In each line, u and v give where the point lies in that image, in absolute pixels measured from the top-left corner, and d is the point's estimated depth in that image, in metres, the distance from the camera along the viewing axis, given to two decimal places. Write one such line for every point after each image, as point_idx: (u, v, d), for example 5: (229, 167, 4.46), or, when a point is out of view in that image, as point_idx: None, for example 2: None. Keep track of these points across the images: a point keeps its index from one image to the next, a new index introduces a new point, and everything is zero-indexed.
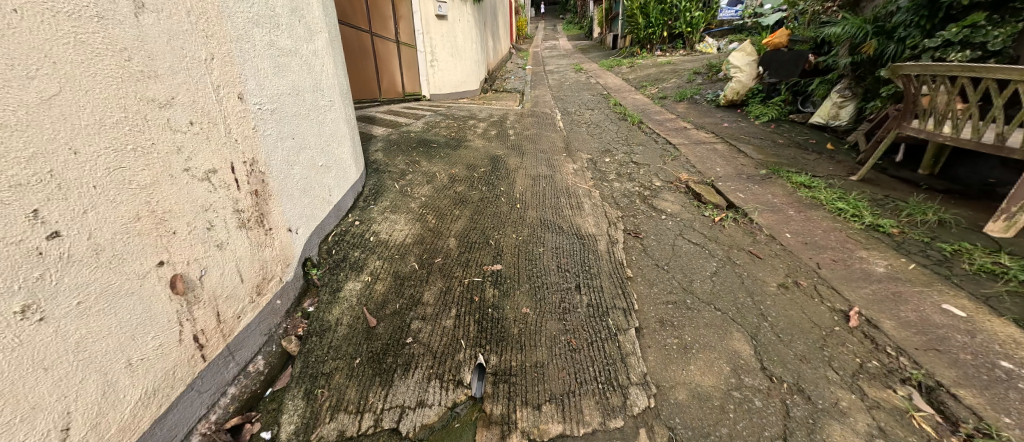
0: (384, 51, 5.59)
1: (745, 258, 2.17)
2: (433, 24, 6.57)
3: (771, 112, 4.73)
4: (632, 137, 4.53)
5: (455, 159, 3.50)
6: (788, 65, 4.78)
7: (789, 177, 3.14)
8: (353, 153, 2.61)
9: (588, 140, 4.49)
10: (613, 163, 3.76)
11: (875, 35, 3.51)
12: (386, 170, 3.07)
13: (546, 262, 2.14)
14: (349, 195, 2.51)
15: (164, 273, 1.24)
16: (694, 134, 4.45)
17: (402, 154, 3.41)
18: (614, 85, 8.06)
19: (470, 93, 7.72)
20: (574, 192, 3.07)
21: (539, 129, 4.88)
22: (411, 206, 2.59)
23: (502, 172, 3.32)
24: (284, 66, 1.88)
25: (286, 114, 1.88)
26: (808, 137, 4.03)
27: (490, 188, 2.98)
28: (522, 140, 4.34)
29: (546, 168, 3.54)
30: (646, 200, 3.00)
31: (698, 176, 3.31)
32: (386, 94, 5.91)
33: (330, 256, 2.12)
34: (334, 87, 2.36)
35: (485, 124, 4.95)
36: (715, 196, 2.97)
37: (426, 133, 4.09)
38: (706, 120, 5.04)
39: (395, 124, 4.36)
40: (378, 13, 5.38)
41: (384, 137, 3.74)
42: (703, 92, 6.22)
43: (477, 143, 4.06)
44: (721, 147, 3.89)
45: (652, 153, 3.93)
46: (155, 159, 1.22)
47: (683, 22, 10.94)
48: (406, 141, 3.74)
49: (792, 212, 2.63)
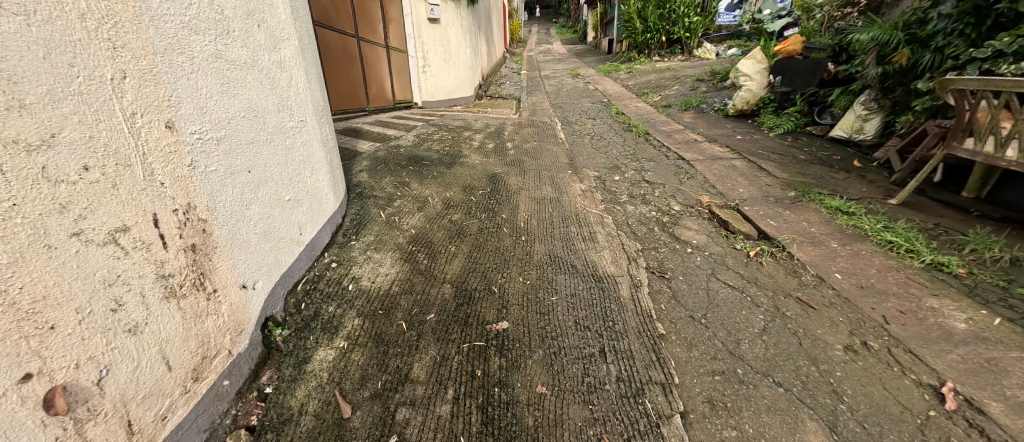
0: (372, 57, 5.21)
1: (796, 309, 1.83)
2: (425, 27, 6.26)
3: (786, 124, 4.46)
4: (640, 151, 4.21)
5: (450, 179, 3.14)
6: (804, 74, 4.44)
7: (822, 200, 2.82)
8: (331, 178, 2.23)
9: (593, 154, 4.16)
10: (624, 182, 3.43)
11: (907, 44, 3.28)
12: (370, 195, 2.69)
13: (562, 316, 1.78)
14: (326, 229, 2.13)
15: (34, 390, 0.87)
16: (707, 148, 4.14)
17: (391, 174, 3.04)
18: (614, 92, 7.77)
19: (464, 100, 7.36)
20: (585, 219, 2.72)
21: (540, 142, 4.55)
22: (399, 241, 2.21)
23: (504, 195, 2.97)
24: (237, 81, 1.50)
25: (238, 142, 1.50)
26: (831, 153, 3.74)
27: (491, 215, 2.63)
28: (523, 155, 4.00)
29: (552, 188, 3.20)
30: (666, 228, 2.66)
31: (720, 199, 2.98)
32: (375, 102, 5.42)
33: (297, 312, 1.73)
34: (305, 104, 1.99)
35: (482, 136, 4.60)
36: (743, 223, 2.64)
37: (418, 149, 3.73)
38: (717, 132, 4.73)
39: (383, 137, 3.98)
40: (365, 15, 5.04)
41: (371, 154, 3.37)
42: (709, 101, 5.93)
43: (474, 159, 3.71)
44: (740, 164, 3.59)
45: (665, 170, 3.61)
46: (18, 227, 0.85)
47: (681, 27, 10.74)
48: (396, 158, 3.37)
49: (836, 246, 2.31)
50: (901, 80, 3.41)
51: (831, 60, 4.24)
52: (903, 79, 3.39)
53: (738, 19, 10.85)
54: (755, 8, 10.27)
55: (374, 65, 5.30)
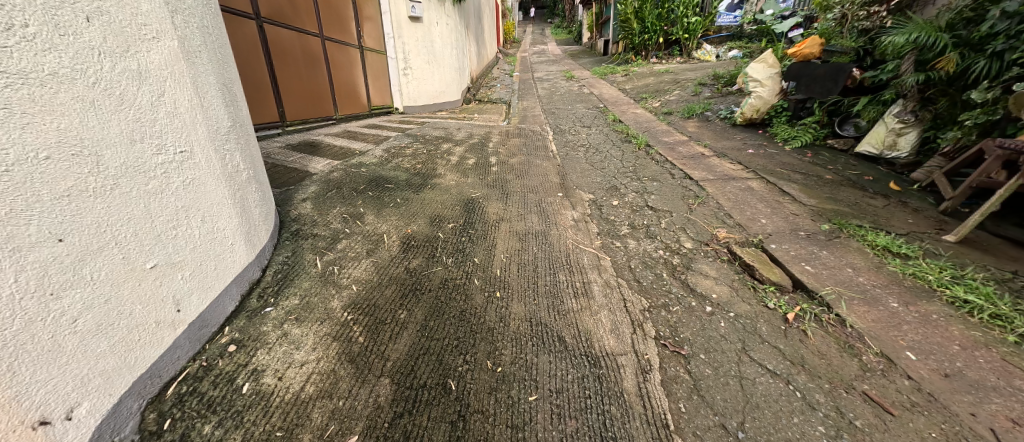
0: (341, 58, 4.65)
1: (868, 415, 1.33)
2: (406, 25, 5.73)
3: (804, 136, 3.98)
4: (641, 168, 3.70)
5: (416, 207, 2.61)
6: (824, 80, 3.95)
7: (866, 238, 2.32)
8: (242, 222, 1.68)
9: (588, 171, 3.65)
10: (624, 208, 2.92)
11: (955, 48, 2.85)
12: (309, 232, 2.14)
13: (543, 434, 1.25)
14: (232, 291, 1.59)
15: None
16: (717, 164, 3.64)
17: (342, 201, 2.50)
18: (610, 96, 7.27)
19: (449, 104, 6.83)
20: (578, 262, 2.21)
21: (527, 156, 4.03)
22: (331, 305, 1.67)
23: (480, 230, 2.44)
24: (35, 103, 0.97)
25: (34, 198, 0.96)
26: (861, 173, 3.25)
27: (460, 260, 2.11)
28: (507, 173, 3.48)
29: (539, 219, 2.68)
30: (677, 274, 2.15)
31: (740, 233, 2.48)
32: (346, 109, 4.86)
33: (156, 434, 1.18)
34: (193, 127, 1.44)
35: (462, 149, 4.07)
36: (773, 268, 2.13)
37: (384, 167, 3.19)
38: (725, 144, 4.23)
39: (346, 152, 3.44)
40: (332, 11, 4.47)
41: (323, 175, 2.82)
42: (714, 107, 5.47)
43: (450, 179, 3.18)
44: (758, 186, 3.09)
45: (671, 193, 3.10)
46: None
47: (681, 27, 10.26)
48: (353, 180, 2.83)
49: (898, 306, 1.81)
50: (945, 89, 2.94)
51: (855, 65, 3.78)
52: (947, 89, 2.92)
53: (738, 20, 10.41)
54: (757, 8, 9.83)
55: (345, 68, 4.77)
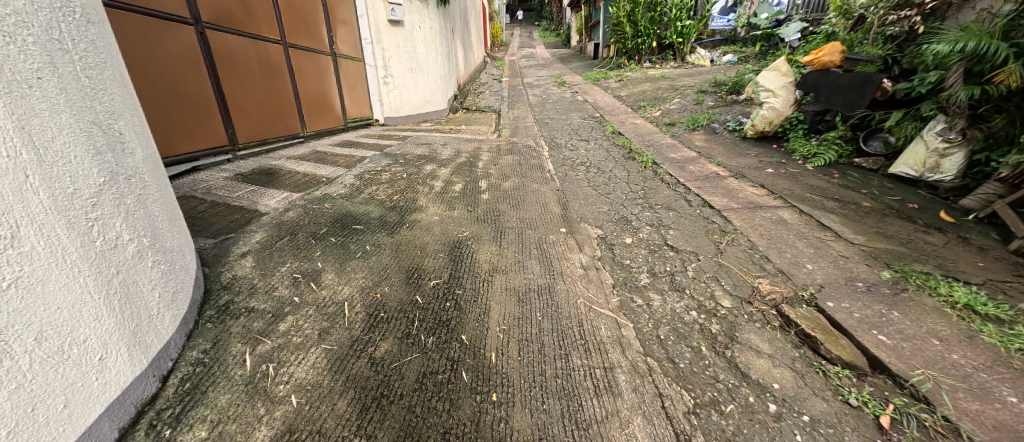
0: (308, 67, 4.11)
1: None
2: (386, 29, 5.23)
3: (827, 153, 3.58)
4: (652, 193, 3.26)
5: (389, 258, 2.12)
6: (849, 91, 3.57)
7: (940, 292, 1.91)
8: (126, 320, 1.17)
9: (592, 198, 3.20)
10: (639, 249, 2.47)
11: (1017, 59, 2.52)
12: (242, 306, 1.62)
13: None
14: (102, 429, 1.08)
15: None
16: (737, 188, 3.22)
17: (294, 254, 1.98)
18: (606, 105, 6.86)
19: (434, 114, 6.32)
20: (594, 335, 1.74)
21: (522, 178, 3.57)
22: (254, 439, 1.16)
23: (468, 288, 1.95)
24: None
25: None
26: (902, 198, 2.86)
27: (443, 339, 1.62)
28: (500, 203, 3.00)
29: (540, 267, 2.21)
30: (720, 347, 1.70)
31: (786, 285, 2.04)
32: (317, 124, 4.32)
33: None
34: (20, 197, 0.93)
35: (448, 171, 3.59)
36: (839, 338, 1.69)
37: (353, 201, 2.68)
38: (740, 162, 3.82)
39: (310, 180, 2.92)
40: (296, 13, 3.92)
41: (276, 216, 2.31)
42: (720, 118, 5.08)
43: (432, 214, 2.69)
44: (791, 217, 2.66)
45: (692, 227, 2.67)
46: None
47: (674, 31, 9.92)
48: (312, 221, 2.32)
49: (1020, 403, 1.38)
50: (1000, 105, 2.63)
51: (886, 75, 3.39)
52: (1004, 104, 2.61)
53: (732, 23, 10.13)
54: (750, 11, 9.57)
55: (314, 77, 4.22)
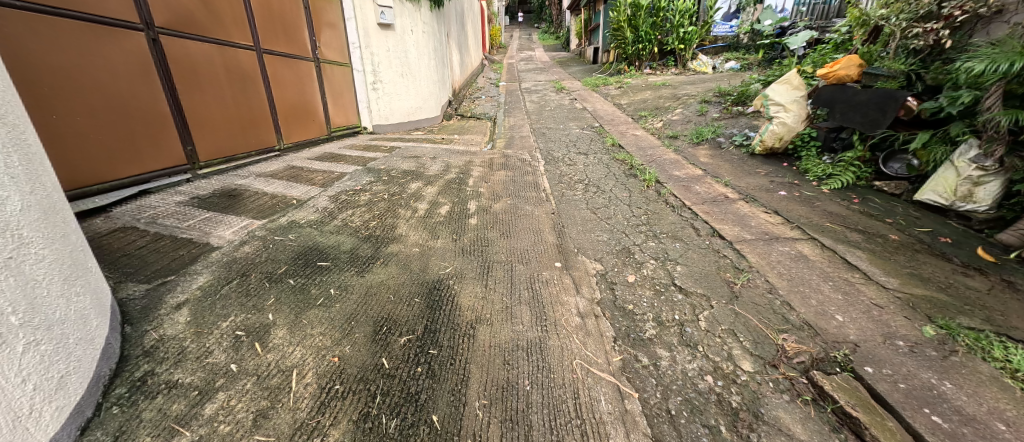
0: (287, 74, 3.82)
1: None
2: (375, 33, 4.97)
3: (844, 175, 3.34)
4: (656, 218, 2.98)
5: (356, 305, 1.83)
6: (869, 109, 3.30)
7: (995, 356, 1.63)
8: None
9: (590, 224, 2.91)
10: (643, 290, 2.18)
11: None
12: (163, 381, 1.33)
13: None
14: None
15: None
16: (749, 214, 2.94)
17: (241, 304, 1.69)
18: (605, 113, 6.60)
19: (426, 121, 6.04)
20: (592, 411, 1.45)
21: (514, 199, 3.29)
22: None
23: (445, 347, 1.66)
24: None
25: None
26: (932, 231, 2.60)
27: (409, 422, 1.33)
28: (489, 230, 2.72)
29: (530, 314, 1.92)
30: (743, 428, 1.42)
31: (815, 343, 1.76)
32: (299, 135, 4.03)
33: None
34: None
35: (434, 190, 3.32)
36: (885, 420, 1.41)
37: (322, 230, 2.39)
38: (750, 182, 3.55)
39: (279, 204, 2.63)
40: (274, 16, 3.64)
41: (228, 251, 2.01)
42: (726, 132, 4.82)
43: (412, 245, 2.40)
44: (812, 253, 2.39)
45: (702, 263, 2.39)
46: None
47: (675, 37, 9.70)
48: (271, 257, 2.03)
49: None
50: None
51: (910, 92, 3.12)
52: None
53: (735, 29, 9.90)
54: (754, 18, 9.36)
55: (293, 85, 3.93)
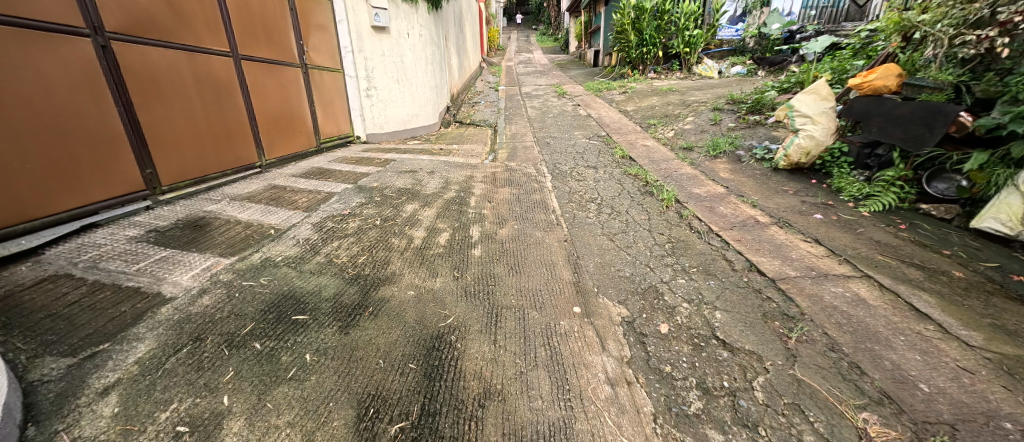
0: (270, 82, 3.48)
1: None
2: (369, 37, 4.63)
3: (885, 196, 3.03)
4: (681, 248, 2.65)
5: (336, 376, 1.48)
6: (911, 124, 3.00)
7: None
8: None
9: (608, 255, 2.58)
10: (680, 344, 1.85)
11: None
12: None
13: None
14: None
15: None
16: (786, 242, 2.62)
17: (188, 384, 1.34)
18: (611, 121, 6.29)
19: (424, 129, 5.69)
20: None
21: (522, 223, 2.96)
22: None
23: (447, 439, 1.31)
24: None
25: None
26: (999, 266, 2.29)
27: None
28: (495, 264, 2.38)
29: (550, 382, 1.59)
30: None
31: (905, 425, 1.42)
32: (283, 149, 3.69)
33: None
34: None
35: (432, 213, 2.98)
36: None
37: (302, 269, 2.04)
38: (779, 203, 3.23)
39: (253, 236, 2.28)
40: (254, 18, 3.31)
41: (182, 304, 1.66)
42: (744, 143, 4.51)
43: (407, 287, 2.06)
44: (872, 296, 2.06)
45: (743, 306, 2.06)
46: None
47: (681, 40, 9.39)
48: (235, 312, 1.67)
49: None
50: None
51: (962, 107, 2.81)
52: None
53: (741, 33, 9.63)
54: (760, 21, 9.10)
55: (278, 93, 3.59)
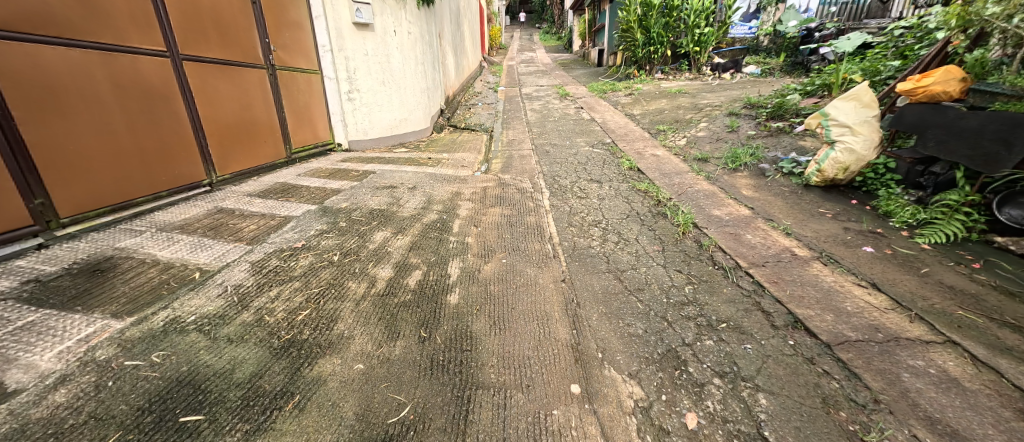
0: (225, 86, 3.02)
1: None
2: (349, 34, 4.15)
3: (947, 225, 2.51)
4: (705, 293, 2.16)
5: None
6: (984, 143, 2.47)
7: None
8: None
9: (616, 302, 2.10)
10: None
11: None
12: None
13: None
14: None
15: None
16: (837, 287, 2.12)
17: None
18: (617, 126, 5.79)
19: (413, 135, 5.19)
20: None
21: (511, 255, 2.48)
22: None
23: None
24: None
25: None
26: None
27: None
28: (474, 317, 1.90)
29: None
30: None
31: None
32: (242, 162, 3.23)
33: None
34: None
35: (405, 244, 2.50)
36: None
37: (217, 336, 1.56)
38: (817, 230, 2.73)
39: (168, 282, 1.81)
40: (205, 13, 2.87)
41: (22, 405, 1.19)
42: (768, 153, 4.00)
43: (354, 358, 1.57)
44: (965, 375, 1.56)
45: (795, 386, 1.56)
46: None
47: (690, 39, 8.86)
48: (95, 415, 1.20)
49: None
50: None
51: None
52: None
53: (754, 31, 9.09)
54: (775, 18, 8.56)
55: (236, 99, 3.13)
